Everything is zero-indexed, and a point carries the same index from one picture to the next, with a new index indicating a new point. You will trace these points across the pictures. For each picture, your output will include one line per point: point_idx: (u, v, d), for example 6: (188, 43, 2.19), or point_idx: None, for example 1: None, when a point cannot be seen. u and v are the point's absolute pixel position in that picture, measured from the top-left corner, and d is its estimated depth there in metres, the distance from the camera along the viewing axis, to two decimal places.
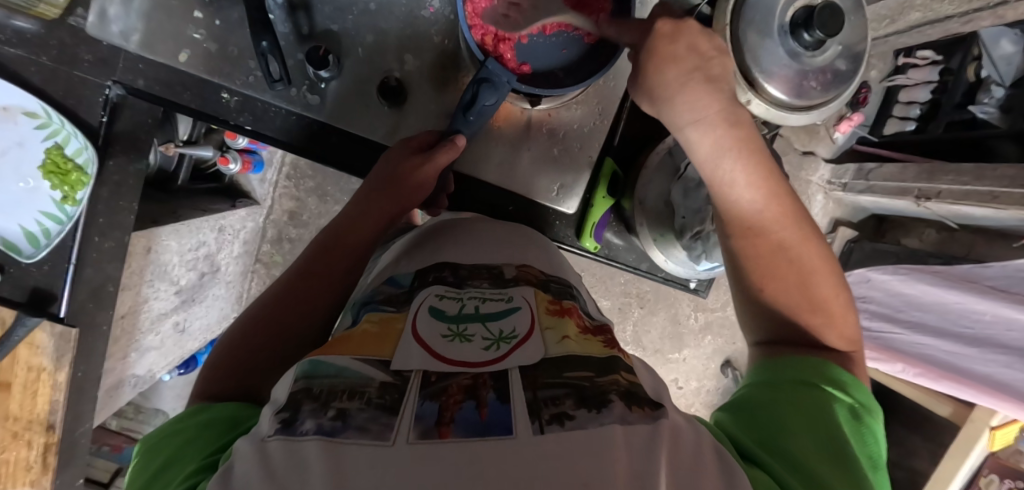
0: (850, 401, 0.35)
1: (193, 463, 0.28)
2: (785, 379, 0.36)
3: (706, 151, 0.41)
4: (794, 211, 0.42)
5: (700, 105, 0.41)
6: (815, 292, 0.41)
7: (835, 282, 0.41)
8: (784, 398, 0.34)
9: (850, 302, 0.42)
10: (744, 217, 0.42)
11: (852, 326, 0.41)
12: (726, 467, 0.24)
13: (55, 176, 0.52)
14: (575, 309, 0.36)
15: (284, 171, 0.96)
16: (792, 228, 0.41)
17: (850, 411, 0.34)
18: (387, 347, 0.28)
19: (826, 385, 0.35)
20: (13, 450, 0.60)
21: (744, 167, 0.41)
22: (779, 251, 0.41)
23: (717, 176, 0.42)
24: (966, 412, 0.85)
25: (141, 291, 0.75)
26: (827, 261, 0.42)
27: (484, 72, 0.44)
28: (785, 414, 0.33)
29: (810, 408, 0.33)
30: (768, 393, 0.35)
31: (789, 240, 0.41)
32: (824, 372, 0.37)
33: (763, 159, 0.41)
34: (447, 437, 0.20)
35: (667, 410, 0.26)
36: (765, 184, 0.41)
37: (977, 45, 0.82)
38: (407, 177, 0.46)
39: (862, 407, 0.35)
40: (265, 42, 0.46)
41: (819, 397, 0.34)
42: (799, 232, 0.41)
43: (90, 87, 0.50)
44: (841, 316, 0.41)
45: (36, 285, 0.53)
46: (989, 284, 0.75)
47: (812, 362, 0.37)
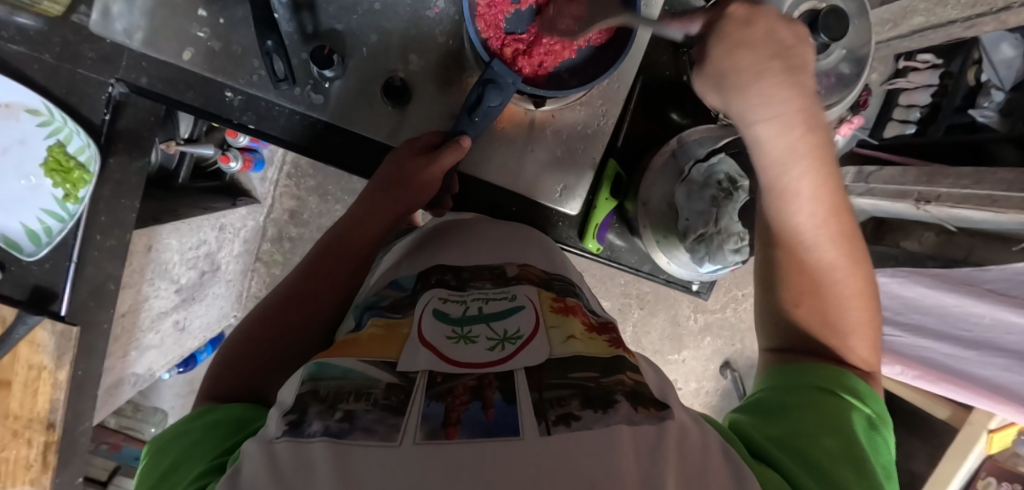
0: (867, 411, 0.35)
1: (201, 464, 0.28)
2: (800, 384, 0.37)
3: (777, 156, 0.36)
4: (849, 232, 0.39)
5: (778, 99, 0.34)
6: (844, 315, 0.40)
7: (870, 307, 0.41)
8: (799, 402, 0.35)
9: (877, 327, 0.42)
10: (796, 232, 0.39)
11: (875, 348, 0.41)
12: (731, 465, 0.24)
13: (56, 174, 0.52)
14: (579, 307, 0.36)
15: (285, 169, 0.96)
16: (842, 248, 0.39)
17: (865, 419, 0.34)
18: (393, 349, 0.28)
19: (841, 392, 0.36)
20: (13, 448, 0.60)
21: (812, 178, 0.36)
22: (826, 270, 0.39)
23: (778, 184, 0.38)
24: (965, 414, 0.85)
25: (142, 290, 0.75)
26: (864, 286, 0.41)
27: (490, 73, 0.43)
28: (799, 416, 0.34)
29: (825, 413, 0.34)
30: (783, 396, 0.36)
31: (839, 262, 0.39)
32: (842, 378, 0.37)
33: (834, 175, 0.37)
34: (453, 437, 0.20)
35: (672, 410, 0.26)
36: (827, 205, 0.38)
37: (978, 49, 0.83)
38: (411, 178, 0.46)
39: (876, 416, 0.35)
40: (269, 41, 0.45)
41: (834, 403, 0.35)
42: (847, 255, 0.39)
43: (93, 85, 0.50)
44: (869, 338, 0.41)
45: (37, 283, 0.53)
46: (989, 288, 0.75)
47: (830, 369, 0.37)
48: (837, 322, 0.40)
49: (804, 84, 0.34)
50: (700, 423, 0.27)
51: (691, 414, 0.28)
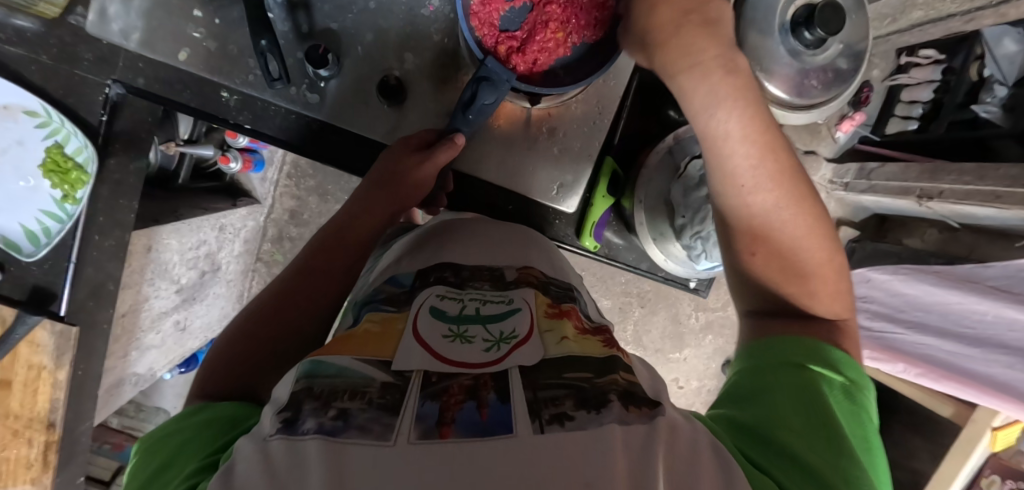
0: (839, 380, 0.35)
1: (193, 463, 0.28)
2: (771, 362, 0.36)
3: (698, 104, 0.41)
4: (789, 170, 0.40)
5: (693, 50, 0.40)
6: (798, 259, 0.40)
7: (826, 245, 0.41)
8: (771, 383, 0.34)
9: (840, 264, 0.42)
10: (735, 177, 0.40)
11: (842, 289, 0.42)
12: (723, 463, 0.24)
13: (54, 174, 0.53)
14: (574, 312, 0.36)
15: (285, 169, 0.96)
16: (786, 187, 0.40)
17: (838, 390, 0.34)
18: (387, 347, 0.28)
19: (810, 364, 0.35)
20: (14, 447, 0.60)
21: (740, 114, 0.39)
22: (771, 212, 0.40)
23: (712, 129, 0.40)
24: (968, 412, 0.85)
25: (141, 290, 0.76)
26: (819, 224, 0.41)
27: (484, 70, 0.43)
28: (771, 400, 0.33)
29: (795, 390, 0.33)
30: (756, 377, 0.36)
31: (783, 201, 0.39)
32: (811, 349, 0.36)
33: (761, 113, 0.40)
34: (447, 437, 0.20)
35: (664, 409, 0.26)
36: (762, 146, 0.39)
37: (981, 44, 0.82)
38: (407, 176, 0.46)
39: (850, 383, 0.35)
40: (264, 41, 0.45)
41: (806, 378, 0.34)
42: (792, 194, 0.40)
43: (90, 86, 0.50)
44: (830, 280, 0.41)
45: (36, 283, 0.53)
46: (989, 284, 0.74)
47: (801, 342, 0.37)
48: (794, 266, 0.40)
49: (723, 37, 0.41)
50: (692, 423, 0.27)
51: (682, 412, 0.28)
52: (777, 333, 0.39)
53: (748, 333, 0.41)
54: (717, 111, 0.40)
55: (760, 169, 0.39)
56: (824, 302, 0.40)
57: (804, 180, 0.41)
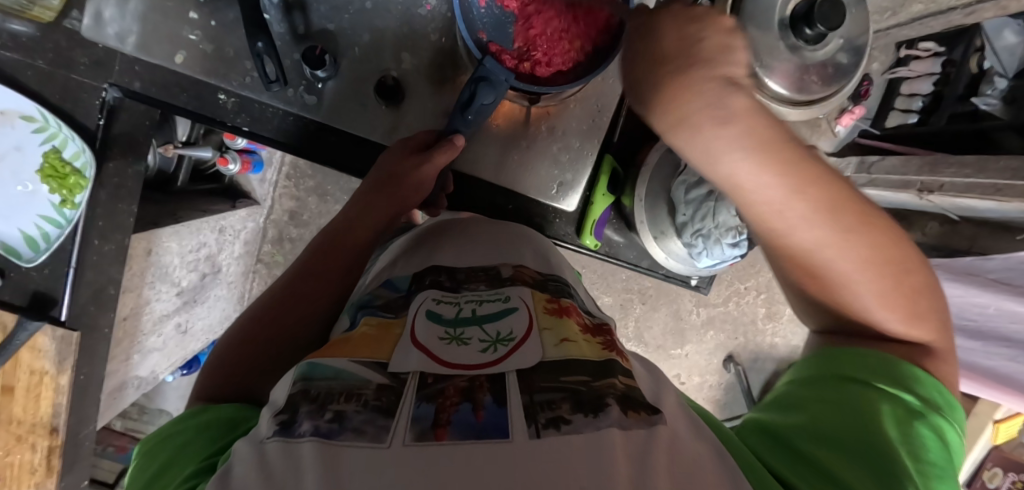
0: (909, 400, 0.33)
1: (193, 464, 0.28)
2: (827, 376, 0.36)
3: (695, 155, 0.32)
4: (844, 201, 0.32)
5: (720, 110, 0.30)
6: (856, 296, 0.35)
7: (899, 269, 0.35)
8: (827, 401, 0.34)
9: (917, 284, 0.36)
10: (765, 221, 0.34)
11: (925, 307, 0.36)
12: (726, 472, 0.24)
13: (53, 179, 0.52)
14: (574, 308, 0.36)
15: (284, 170, 0.97)
16: (836, 222, 0.32)
17: (905, 409, 0.33)
18: (384, 349, 0.28)
19: (874, 381, 0.34)
20: (18, 453, 0.60)
21: (750, 164, 0.30)
22: (814, 254, 0.34)
23: (728, 181, 0.32)
24: (970, 405, 0.87)
25: (142, 293, 0.75)
26: (891, 250, 0.35)
27: (482, 70, 0.43)
28: (827, 415, 0.33)
29: (852, 407, 0.33)
30: (808, 391, 0.36)
31: (831, 243, 0.33)
32: (879, 364, 0.35)
33: (792, 151, 0.31)
34: (443, 438, 0.20)
35: (663, 415, 0.25)
36: (806, 185, 0.31)
37: (981, 36, 0.82)
38: (405, 177, 0.45)
39: (921, 403, 0.33)
40: (260, 43, 0.45)
41: (867, 396, 0.33)
42: (846, 228, 0.33)
43: (86, 89, 0.50)
44: (908, 304, 0.36)
45: (37, 289, 0.53)
46: (991, 277, 0.71)
47: (865, 355, 0.36)
48: (847, 301, 0.36)
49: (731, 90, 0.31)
50: (695, 432, 0.26)
51: (684, 413, 0.28)
52: (846, 346, 0.37)
53: (817, 347, 0.40)
54: (731, 158, 0.31)
55: (789, 214, 0.32)
56: (894, 326, 0.36)
57: (862, 201, 0.33)
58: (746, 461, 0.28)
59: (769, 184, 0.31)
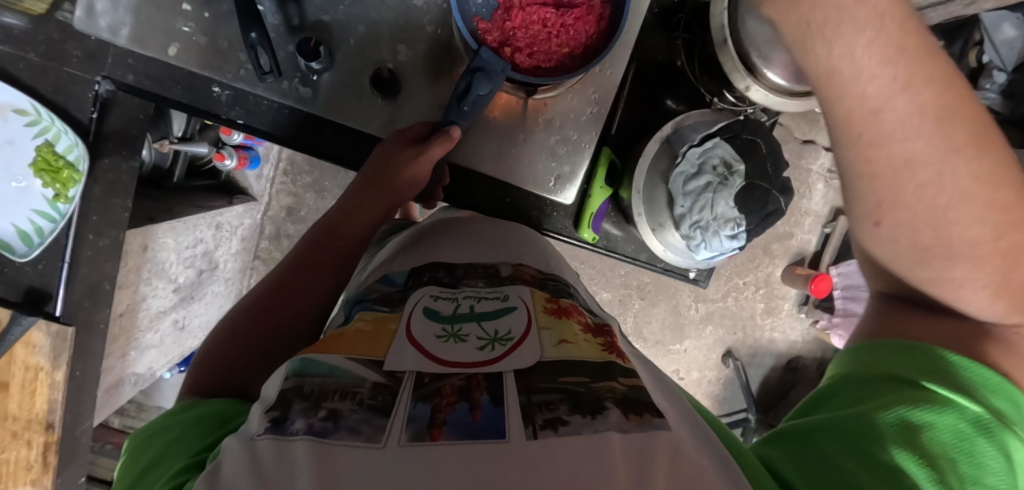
0: (973, 412, 0.32)
1: (181, 461, 0.27)
2: (876, 375, 0.36)
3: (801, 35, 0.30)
4: (948, 112, 0.30)
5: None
6: (933, 245, 0.34)
7: (1003, 225, 0.33)
8: (877, 397, 0.33)
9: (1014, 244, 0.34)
10: (853, 124, 0.31)
11: (1017, 277, 0.35)
12: (732, 479, 0.23)
13: (46, 173, 0.52)
14: (574, 308, 0.35)
15: (281, 166, 0.97)
16: (937, 134, 0.30)
17: (965, 422, 0.31)
18: (380, 346, 0.28)
19: (927, 383, 0.33)
20: (14, 449, 0.60)
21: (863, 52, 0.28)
22: (904, 176, 0.32)
23: (820, 66, 0.30)
24: None
25: (140, 290, 0.74)
26: (1001, 181, 0.32)
27: (478, 61, 0.43)
28: (874, 406, 0.33)
29: (901, 404, 0.32)
30: (851, 386, 0.36)
31: (926, 161, 0.31)
32: (942, 373, 0.34)
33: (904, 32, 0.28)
34: (438, 439, 0.20)
35: (666, 420, 0.25)
36: (917, 82, 0.29)
37: (980, 30, 0.82)
38: (401, 170, 0.45)
39: (988, 414, 0.32)
40: (253, 33, 0.45)
41: (923, 399, 0.32)
42: (951, 143, 0.31)
43: (80, 83, 0.49)
44: (996, 262, 0.34)
45: (31, 285, 0.53)
46: None
47: (922, 356, 0.35)
48: (936, 266, 0.35)
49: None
50: (697, 438, 0.26)
51: (689, 424, 0.27)
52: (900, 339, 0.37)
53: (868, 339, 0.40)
54: (846, 35, 0.28)
55: (887, 113, 0.30)
56: (973, 288, 0.35)
57: (977, 125, 0.31)
58: (755, 469, 0.28)
59: (869, 67, 0.29)
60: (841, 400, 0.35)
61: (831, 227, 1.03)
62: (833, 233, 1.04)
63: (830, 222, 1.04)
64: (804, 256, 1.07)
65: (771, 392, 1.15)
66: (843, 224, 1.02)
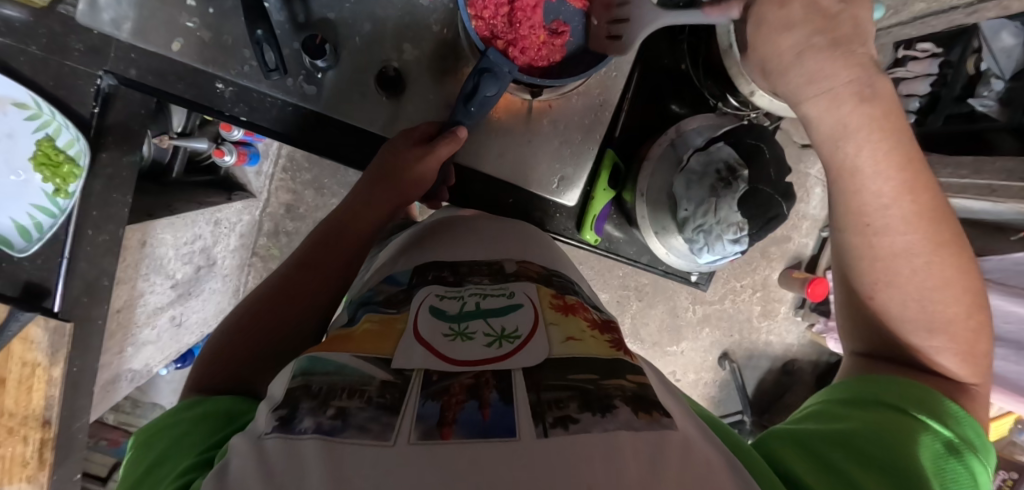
0: (946, 436, 0.33)
1: (188, 459, 0.27)
2: (865, 398, 0.36)
3: (829, 132, 0.36)
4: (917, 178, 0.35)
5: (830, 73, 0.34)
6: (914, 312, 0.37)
7: (966, 301, 0.37)
8: (868, 417, 0.34)
9: (976, 322, 0.38)
10: (863, 214, 0.36)
11: (979, 347, 0.38)
12: (741, 477, 0.23)
13: (46, 168, 0.51)
14: (579, 304, 0.35)
15: (281, 162, 0.96)
16: (927, 231, 0.35)
17: (938, 441, 0.33)
18: (387, 345, 0.28)
19: (912, 410, 0.34)
20: (10, 445, 0.60)
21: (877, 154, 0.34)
22: (903, 260, 0.36)
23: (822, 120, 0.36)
24: None
25: (137, 285, 0.73)
26: (959, 256, 0.37)
27: (485, 62, 0.43)
28: (866, 425, 0.33)
29: (889, 426, 0.33)
30: (841, 408, 0.36)
31: (921, 250, 0.35)
32: (923, 399, 0.35)
33: (908, 144, 0.35)
34: (448, 438, 0.20)
35: (674, 418, 0.25)
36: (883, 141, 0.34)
37: (978, 38, 0.84)
38: (409, 169, 0.45)
39: (960, 442, 0.33)
40: (259, 31, 0.46)
41: (907, 422, 0.34)
42: (918, 213, 0.35)
43: (82, 76, 0.49)
44: (963, 346, 0.38)
45: (29, 279, 0.52)
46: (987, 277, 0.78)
47: (908, 386, 0.36)
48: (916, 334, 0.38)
49: (857, 61, 0.34)
50: (705, 437, 0.26)
51: (695, 424, 0.27)
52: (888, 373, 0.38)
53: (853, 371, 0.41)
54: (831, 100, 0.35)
55: (867, 163, 0.35)
56: (949, 361, 0.38)
57: (954, 227, 0.37)
58: (753, 458, 0.29)
59: (848, 122, 0.35)
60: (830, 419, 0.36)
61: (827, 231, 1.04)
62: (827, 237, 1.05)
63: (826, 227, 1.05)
64: (801, 259, 1.07)
65: (767, 394, 1.15)
66: None
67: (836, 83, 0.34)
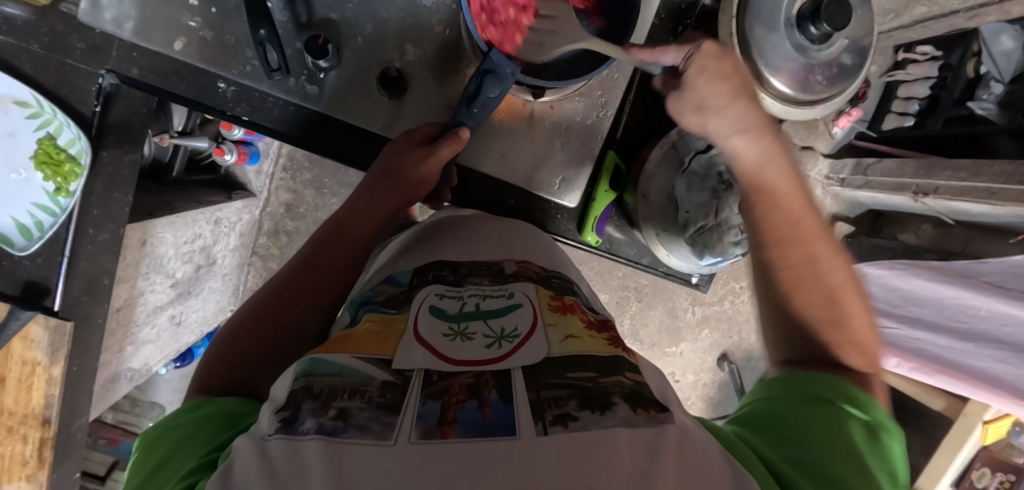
0: (866, 419, 0.34)
1: (192, 461, 0.27)
2: (802, 392, 0.36)
3: (740, 136, 0.43)
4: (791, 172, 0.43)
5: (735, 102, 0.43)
6: (808, 294, 0.42)
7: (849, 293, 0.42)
8: (797, 410, 0.34)
9: (862, 314, 0.42)
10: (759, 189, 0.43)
11: (870, 344, 0.42)
12: (737, 475, 0.24)
13: (47, 167, 0.51)
14: (577, 305, 0.35)
15: (281, 162, 0.96)
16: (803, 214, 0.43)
17: (866, 429, 0.34)
18: (387, 345, 0.28)
19: (841, 403, 0.35)
20: (9, 444, 0.59)
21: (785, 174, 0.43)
22: (790, 237, 0.42)
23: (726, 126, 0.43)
24: (960, 406, 0.87)
25: (137, 284, 0.73)
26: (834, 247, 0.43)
27: (488, 63, 0.43)
28: (795, 419, 0.33)
29: (827, 423, 0.33)
30: (781, 403, 0.35)
31: (821, 254, 0.42)
32: (842, 389, 0.36)
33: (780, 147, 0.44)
34: (449, 437, 0.20)
35: (672, 413, 0.25)
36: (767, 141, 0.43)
37: (978, 41, 0.84)
38: (412, 169, 0.45)
39: (881, 425, 0.35)
40: (262, 30, 0.45)
41: (832, 411, 0.34)
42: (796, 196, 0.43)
43: (84, 75, 0.49)
44: (862, 343, 0.41)
45: (29, 278, 0.52)
46: (985, 280, 0.81)
47: (830, 379, 0.37)
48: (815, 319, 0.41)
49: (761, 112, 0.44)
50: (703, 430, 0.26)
51: (691, 419, 0.28)
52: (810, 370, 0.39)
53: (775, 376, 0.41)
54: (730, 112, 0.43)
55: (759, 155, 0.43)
56: (852, 347, 0.40)
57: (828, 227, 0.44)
58: (728, 438, 0.29)
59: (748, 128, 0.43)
60: (772, 414, 0.35)
61: None
62: None
63: None
64: None
65: None
66: (840, 230, 1.02)
67: (750, 122, 0.43)
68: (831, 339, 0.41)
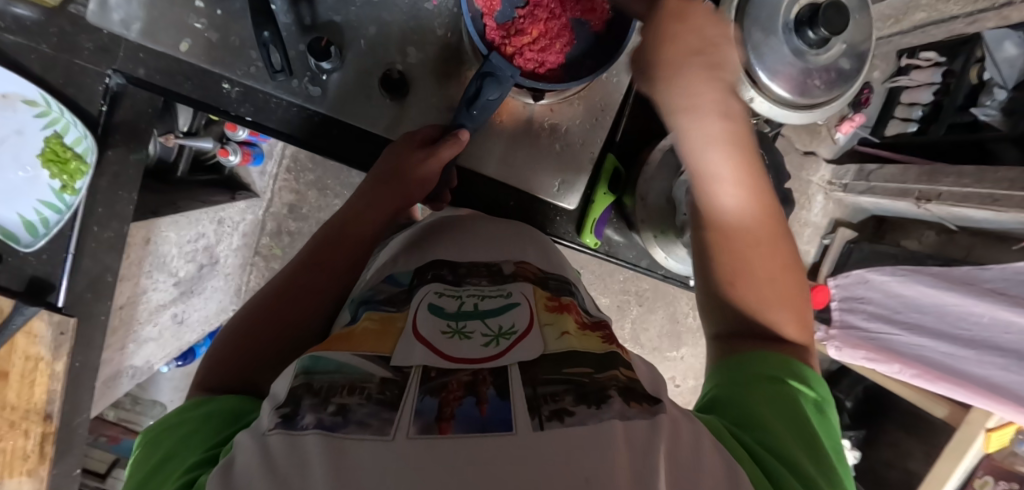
0: (812, 396, 0.35)
1: (193, 457, 0.28)
2: (751, 373, 0.36)
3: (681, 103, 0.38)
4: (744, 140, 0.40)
5: (695, 92, 0.38)
6: (747, 269, 0.41)
7: (787, 265, 0.42)
8: (739, 393, 0.34)
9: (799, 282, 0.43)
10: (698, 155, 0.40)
11: (806, 314, 0.43)
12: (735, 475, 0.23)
13: (54, 164, 0.52)
14: (574, 306, 0.36)
15: (285, 163, 0.97)
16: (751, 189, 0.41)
17: (813, 406, 0.34)
18: (384, 343, 0.29)
19: (788, 380, 0.35)
20: (11, 438, 0.60)
21: (730, 161, 0.39)
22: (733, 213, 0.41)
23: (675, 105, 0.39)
24: (963, 414, 0.85)
25: (140, 283, 0.74)
26: (779, 220, 0.43)
27: (488, 66, 0.43)
28: (742, 402, 0.34)
29: (782, 407, 0.33)
30: (734, 388, 0.35)
31: (761, 229, 0.41)
32: (786, 365, 0.36)
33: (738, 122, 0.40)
34: (447, 432, 0.20)
35: (664, 405, 0.26)
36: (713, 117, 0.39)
37: (981, 47, 0.83)
38: (414, 171, 0.46)
39: (822, 399, 0.35)
40: (266, 32, 0.46)
41: (778, 391, 0.34)
42: (753, 166, 0.41)
43: (90, 75, 0.49)
44: (796, 315, 0.42)
45: (34, 274, 0.53)
46: (989, 286, 0.79)
47: (773, 356, 0.37)
48: (756, 298, 0.41)
49: (728, 84, 0.39)
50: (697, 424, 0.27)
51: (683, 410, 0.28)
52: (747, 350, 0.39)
53: (716, 355, 0.41)
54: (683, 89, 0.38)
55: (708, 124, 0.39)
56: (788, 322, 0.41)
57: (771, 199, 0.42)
58: (717, 430, 0.30)
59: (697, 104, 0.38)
60: (729, 404, 0.34)
61: (831, 238, 1.03)
62: (832, 243, 1.04)
63: (829, 233, 1.04)
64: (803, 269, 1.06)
65: None
66: (843, 234, 1.03)
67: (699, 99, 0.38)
68: (769, 318, 0.40)
